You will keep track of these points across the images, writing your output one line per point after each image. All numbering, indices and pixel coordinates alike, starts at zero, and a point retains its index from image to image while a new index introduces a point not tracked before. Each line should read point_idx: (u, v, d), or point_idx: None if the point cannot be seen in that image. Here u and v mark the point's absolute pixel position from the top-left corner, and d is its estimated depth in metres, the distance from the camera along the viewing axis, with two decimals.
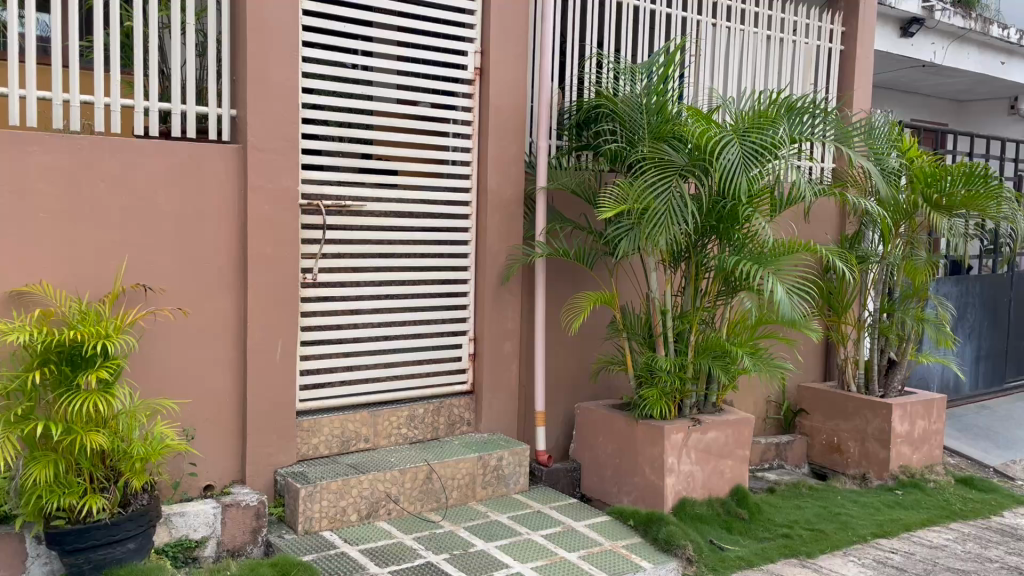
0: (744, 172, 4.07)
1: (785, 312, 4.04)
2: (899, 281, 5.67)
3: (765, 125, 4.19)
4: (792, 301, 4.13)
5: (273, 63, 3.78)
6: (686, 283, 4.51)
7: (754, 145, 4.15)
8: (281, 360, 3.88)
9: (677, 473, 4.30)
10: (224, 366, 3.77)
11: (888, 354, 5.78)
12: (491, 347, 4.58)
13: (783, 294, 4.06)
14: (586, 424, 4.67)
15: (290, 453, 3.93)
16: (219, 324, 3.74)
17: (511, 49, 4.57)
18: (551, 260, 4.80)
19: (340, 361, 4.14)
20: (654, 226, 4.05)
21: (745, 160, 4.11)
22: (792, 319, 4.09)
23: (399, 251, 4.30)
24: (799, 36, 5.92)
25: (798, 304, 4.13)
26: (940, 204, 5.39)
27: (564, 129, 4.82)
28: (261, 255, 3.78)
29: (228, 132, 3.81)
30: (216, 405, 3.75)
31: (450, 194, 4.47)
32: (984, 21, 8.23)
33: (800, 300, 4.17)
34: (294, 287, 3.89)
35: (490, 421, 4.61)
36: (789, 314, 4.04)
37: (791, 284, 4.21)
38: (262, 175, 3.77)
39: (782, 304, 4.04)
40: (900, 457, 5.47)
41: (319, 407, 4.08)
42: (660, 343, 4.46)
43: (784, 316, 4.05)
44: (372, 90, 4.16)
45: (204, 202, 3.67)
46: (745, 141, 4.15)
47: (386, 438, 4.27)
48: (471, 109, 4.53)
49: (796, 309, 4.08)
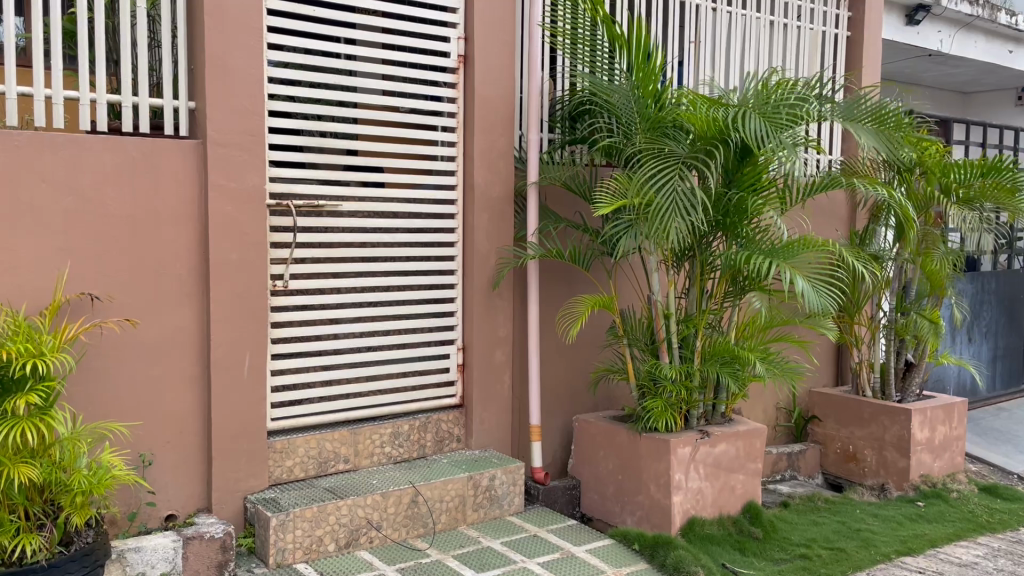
0: (770, 138, 3.74)
1: (811, 304, 3.72)
2: (916, 278, 5.34)
3: (777, 100, 3.90)
4: (817, 294, 3.80)
5: (235, 50, 3.44)
6: (691, 285, 4.20)
7: (770, 120, 3.81)
8: (249, 376, 3.53)
9: (686, 490, 3.96)
10: (185, 383, 3.43)
11: (905, 357, 5.43)
12: (482, 356, 4.24)
13: (804, 285, 3.73)
14: (585, 438, 4.33)
15: (261, 477, 3.58)
16: (178, 338, 3.40)
17: (498, 36, 4.24)
18: (544, 261, 4.46)
19: (317, 376, 3.80)
20: (656, 222, 3.70)
21: (768, 132, 3.76)
22: (820, 311, 3.76)
23: (380, 255, 3.96)
24: (803, 21, 5.61)
25: (826, 298, 3.82)
26: (957, 199, 5.10)
27: (555, 121, 4.51)
28: (226, 261, 3.45)
29: (187, 126, 3.48)
30: (177, 426, 3.41)
31: (434, 192, 4.13)
32: (992, 8, 7.92)
33: (825, 291, 3.85)
34: (263, 295, 3.56)
35: (481, 438, 4.27)
36: (817, 303, 3.72)
37: (813, 276, 3.88)
38: (224, 173, 3.43)
39: (806, 296, 3.71)
40: (921, 466, 5.13)
41: (293, 426, 3.74)
42: (664, 349, 4.13)
43: (812, 307, 3.73)
44: (354, 82, 3.85)
45: (159, 203, 3.34)
46: (764, 117, 3.81)
47: (368, 458, 3.93)
48: (456, 101, 4.20)
49: (822, 301, 3.76)
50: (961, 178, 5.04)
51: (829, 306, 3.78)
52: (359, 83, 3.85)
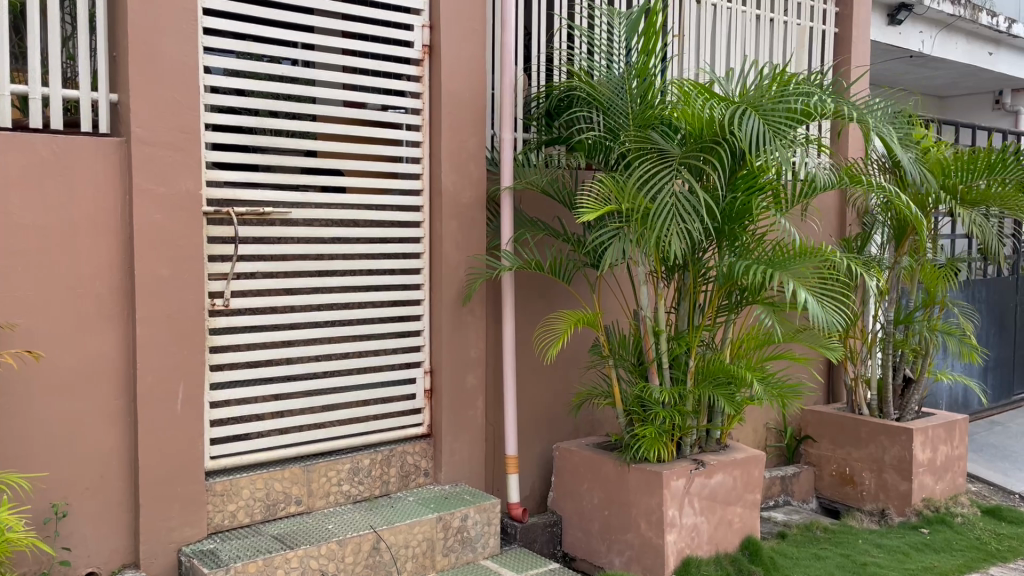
0: (774, 144, 3.31)
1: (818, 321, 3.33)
2: (913, 287, 5.02)
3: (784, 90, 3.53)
4: (824, 310, 3.42)
5: (164, 33, 2.98)
6: (682, 296, 3.81)
7: (776, 119, 3.41)
8: (183, 410, 3.07)
9: (680, 528, 3.56)
10: (107, 420, 2.96)
11: (903, 372, 5.08)
12: (452, 379, 3.81)
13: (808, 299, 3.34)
14: (567, 468, 3.92)
15: (200, 524, 3.12)
16: (97, 368, 2.93)
17: (467, 24, 3.82)
18: (520, 273, 4.05)
19: (265, 407, 3.34)
20: (654, 232, 3.29)
21: (770, 133, 3.35)
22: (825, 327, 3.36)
23: (337, 269, 3.53)
24: (790, 15, 5.28)
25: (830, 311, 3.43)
26: (961, 199, 4.74)
27: (530, 119, 4.09)
28: (155, 277, 2.99)
29: (108, 122, 3.01)
30: (97, 470, 2.94)
31: (396, 197, 3.70)
32: (974, 8, 7.69)
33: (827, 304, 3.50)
34: (200, 317, 3.10)
35: (452, 470, 3.83)
36: (821, 318, 3.34)
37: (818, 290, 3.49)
38: (153, 176, 2.97)
39: (812, 311, 3.33)
40: (923, 489, 4.78)
41: (237, 464, 3.28)
42: (653, 371, 3.72)
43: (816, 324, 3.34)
44: (303, 73, 3.40)
45: (73, 212, 2.87)
46: (769, 115, 3.41)
47: (324, 498, 3.48)
48: (420, 96, 3.77)
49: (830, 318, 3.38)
50: (965, 179, 4.68)
51: (834, 323, 3.43)
52: (316, 76, 3.41)
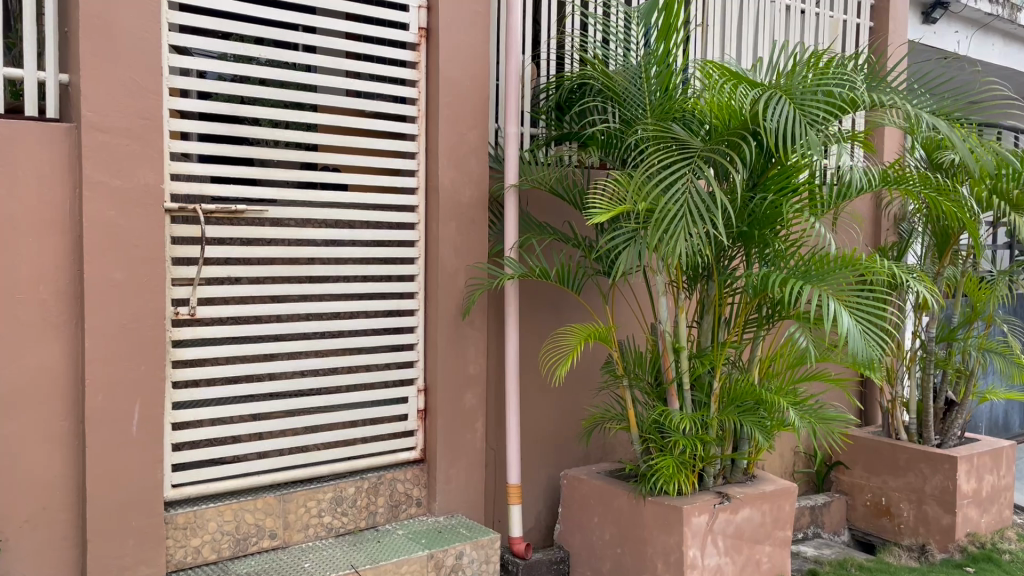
0: (800, 139, 2.89)
1: (857, 351, 2.87)
2: (958, 301, 4.56)
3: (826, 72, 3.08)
4: (866, 339, 2.95)
5: (122, 6, 2.63)
6: (705, 310, 3.42)
7: (810, 109, 2.98)
8: (139, 433, 2.71)
9: (702, 569, 3.16)
10: (51, 444, 2.61)
11: (945, 395, 4.66)
12: (448, 399, 3.43)
13: (848, 323, 2.89)
14: (576, 500, 3.53)
15: (157, 563, 2.76)
16: (40, 385, 2.59)
17: (468, 5, 3.46)
18: (524, 282, 3.67)
19: (236, 429, 2.97)
20: (663, 234, 2.87)
21: (801, 120, 2.93)
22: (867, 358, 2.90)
23: (320, 274, 3.17)
24: (822, 6, 4.89)
25: (875, 340, 2.96)
26: (1012, 204, 4.27)
27: (538, 111, 3.70)
28: (109, 282, 2.63)
29: (58, 106, 2.66)
30: (38, 501, 2.59)
31: (388, 196, 3.34)
32: (1012, 7, 7.26)
33: (877, 326, 3.01)
34: (160, 327, 2.74)
35: (448, 501, 3.44)
36: (861, 351, 2.87)
37: (862, 312, 3.01)
38: (108, 167, 2.63)
39: (850, 340, 2.87)
40: (967, 523, 4.35)
41: (204, 494, 2.91)
42: (673, 393, 3.33)
43: (856, 355, 2.87)
44: (286, 56, 3.05)
45: (15, 208, 2.54)
46: (802, 101, 2.98)
47: (302, 530, 3.11)
48: (416, 84, 3.41)
49: (871, 349, 2.90)
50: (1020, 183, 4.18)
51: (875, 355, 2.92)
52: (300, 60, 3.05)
